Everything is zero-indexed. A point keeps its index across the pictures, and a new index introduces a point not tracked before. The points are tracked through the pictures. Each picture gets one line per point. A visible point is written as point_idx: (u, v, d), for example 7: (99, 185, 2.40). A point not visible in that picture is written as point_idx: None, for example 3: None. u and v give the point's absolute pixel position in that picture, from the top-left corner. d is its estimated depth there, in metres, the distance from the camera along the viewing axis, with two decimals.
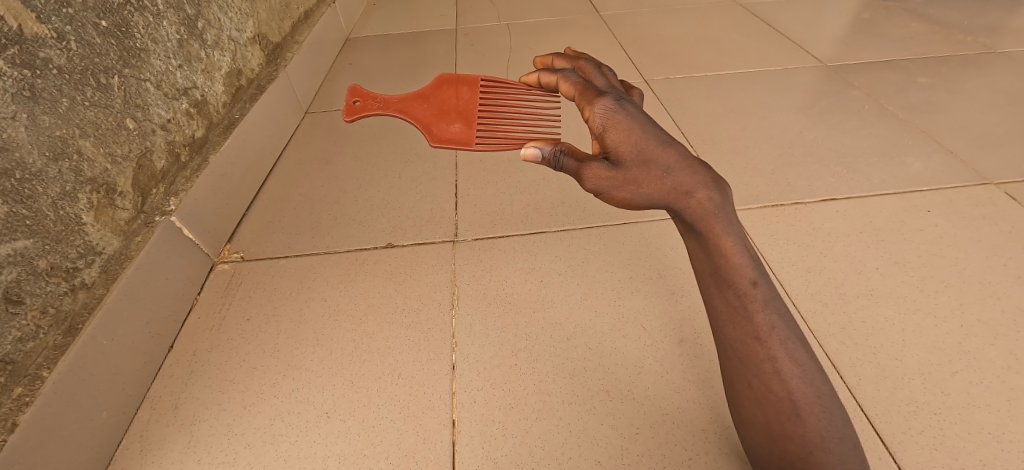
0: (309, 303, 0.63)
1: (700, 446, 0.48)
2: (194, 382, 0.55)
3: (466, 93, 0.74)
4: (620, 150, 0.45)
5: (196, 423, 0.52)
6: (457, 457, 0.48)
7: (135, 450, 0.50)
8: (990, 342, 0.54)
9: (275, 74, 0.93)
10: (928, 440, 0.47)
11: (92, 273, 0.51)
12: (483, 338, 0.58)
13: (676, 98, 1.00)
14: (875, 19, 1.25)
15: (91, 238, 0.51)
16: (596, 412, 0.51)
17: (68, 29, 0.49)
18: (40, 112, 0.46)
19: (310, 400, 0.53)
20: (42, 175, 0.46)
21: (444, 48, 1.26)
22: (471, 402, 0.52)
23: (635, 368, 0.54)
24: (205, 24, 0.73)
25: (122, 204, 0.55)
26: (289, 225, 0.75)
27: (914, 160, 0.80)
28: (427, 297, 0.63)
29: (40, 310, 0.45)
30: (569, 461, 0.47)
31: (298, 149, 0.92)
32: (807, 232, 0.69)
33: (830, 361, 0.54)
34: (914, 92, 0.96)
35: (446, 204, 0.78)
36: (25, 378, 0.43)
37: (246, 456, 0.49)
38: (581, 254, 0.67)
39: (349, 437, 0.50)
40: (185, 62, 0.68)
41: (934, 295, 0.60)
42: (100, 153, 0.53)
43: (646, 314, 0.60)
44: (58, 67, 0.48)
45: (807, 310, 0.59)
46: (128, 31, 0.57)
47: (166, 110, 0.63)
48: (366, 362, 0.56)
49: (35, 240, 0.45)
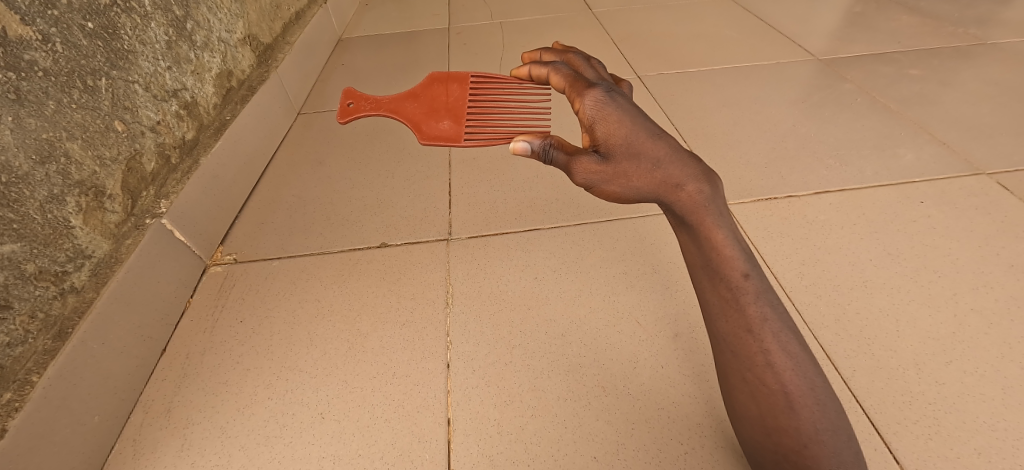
0: (303, 304, 0.63)
1: (696, 440, 0.48)
2: (187, 385, 0.55)
3: (456, 90, 0.76)
4: (610, 142, 0.46)
5: (190, 426, 0.51)
6: (453, 456, 0.47)
7: (128, 454, 0.49)
8: (984, 331, 0.55)
9: (266, 75, 0.92)
10: (924, 429, 0.47)
11: (81, 277, 0.51)
12: (478, 336, 0.58)
13: (669, 94, 1.00)
14: (868, 12, 1.25)
15: (79, 242, 0.51)
16: (591, 408, 0.50)
17: (53, 31, 0.49)
18: (25, 114, 0.46)
19: (304, 401, 0.53)
20: (29, 179, 0.46)
21: (437, 47, 1.26)
22: (466, 400, 0.52)
23: (630, 363, 0.54)
24: (194, 25, 0.72)
25: (112, 208, 0.55)
26: (282, 226, 0.75)
27: (907, 152, 0.80)
28: (421, 296, 0.63)
29: (28, 315, 0.45)
30: (565, 457, 0.47)
31: (290, 150, 0.91)
32: (801, 225, 0.69)
33: (825, 353, 0.54)
34: (906, 85, 0.96)
35: (440, 203, 0.77)
36: (14, 384, 0.43)
37: (240, 458, 0.48)
38: (575, 251, 0.67)
39: (344, 437, 0.49)
40: (174, 64, 0.67)
41: (928, 285, 0.60)
42: (88, 156, 0.52)
43: (641, 309, 0.59)
44: (44, 69, 0.48)
45: (801, 302, 0.59)
46: (115, 32, 0.57)
47: (155, 112, 0.63)
48: (361, 362, 0.56)
49: (23, 244, 0.44)
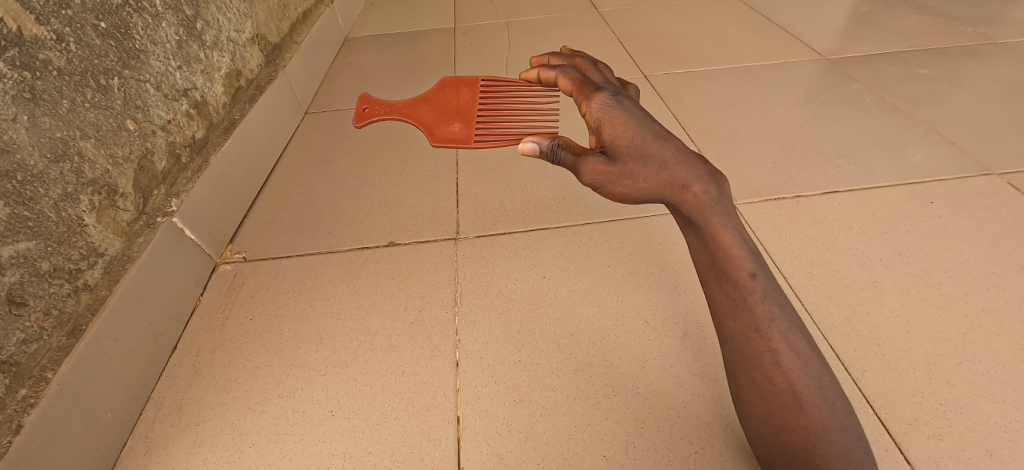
0: (312, 302, 0.63)
1: (706, 440, 0.48)
2: (198, 383, 0.55)
3: (466, 94, 0.78)
4: (617, 144, 0.46)
5: (201, 423, 0.52)
6: (462, 454, 0.48)
7: (140, 450, 0.50)
8: (995, 332, 0.54)
9: (274, 74, 0.92)
10: (936, 430, 0.47)
11: (94, 274, 0.51)
12: (486, 335, 0.58)
13: (675, 94, 0.99)
14: (875, 11, 1.24)
15: (93, 240, 0.51)
16: (600, 407, 0.51)
17: (67, 31, 0.49)
18: (40, 113, 0.46)
19: (314, 399, 0.53)
20: (43, 177, 0.46)
21: (443, 46, 1.26)
22: (475, 398, 0.52)
23: (639, 362, 0.54)
24: (204, 25, 0.73)
25: (124, 206, 0.55)
26: (291, 224, 0.75)
27: (916, 152, 0.79)
28: (429, 295, 0.63)
29: (43, 312, 0.45)
30: (575, 456, 0.47)
31: (298, 149, 0.92)
32: (809, 225, 0.69)
33: (835, 353, 0.54)
34: (914, 84, 0.95)
35: (447, 203, 0.77)
36: (30, 379, 0.43)
37: (251, 455, 0.49)
38: (583, 250, 0.67)
39: (354, 435, 0.50)
40: (184, 63, 0.68)
41: (939, 286, 0.59)
42: (101, 155, 0.53)
43: (650, 308, 0.59)
44: (58, 68, 0.48)
45: (811, 303, 0.59)
46: (127, 32, 0.57)
47: (166, 111, 0.63)
48: (370, 360, 0.56)
49: (37, 242, 0.45)
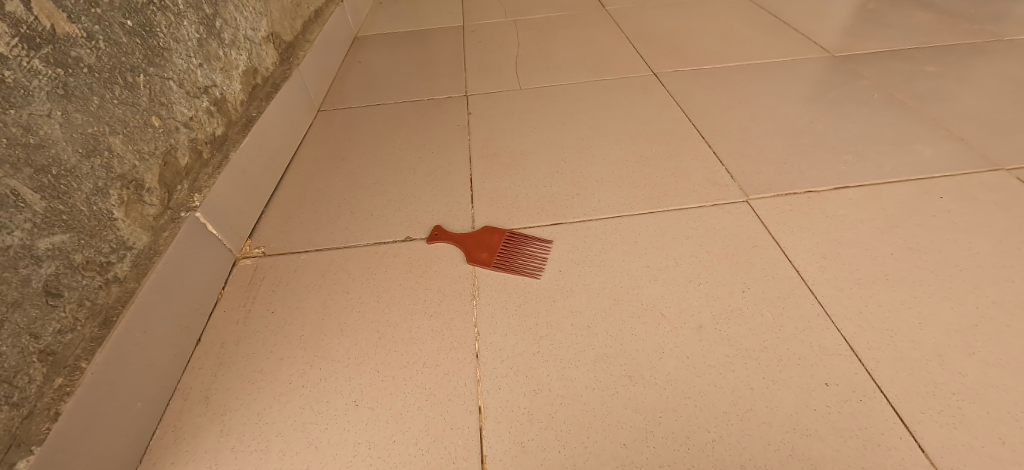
0: (332, 296, 0.64)
1: (723, 428, 0.49)
2: (223, 373, 0.56)
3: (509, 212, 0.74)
4: None
5: (228, 412, 0.53)
6: (485, 442, 0.49)
7: (169, 439, 0.51)
8: (1006, 323, 0.55)
9: (288, 72, 0.93)
10: (949, 418, 0.48)
11: (124, 267, 0.52)
12: (505, 327, 0.59)
13: (685, 91, 1.00)
14: (882, 9, 1.25)
15: (122, 233, 0.52)
16: (618, 397, 0.52)
17: (97, 29, 0.51)
18: (73, 109, 0.47)
19: (338, 389, 0.54)
20: (76, 172, 0.47)
21: (452, 44, 1.27)
22: (496, 389, 0.53)
23: (656, 353, 0.55)
24: (222, 23, 0.74)
25: (150, 200, 0.56)
26: (308, 220, 0.76)
27: (925, 147, 0.80)
28: (447, 288, 0.64)
29: (76, 303, 0.47)
30: (595, 444, 0.48)
31: (312, 146, 0.93)
32: (820, 219, 0.70)
33: (848, 344, 0.55)
34: (922, 81, 0.96)
35: (462, 199, 0.78)
36: (66, 368, 0.45)
37: (279, 443, 0.50)
38: (598, 245, 0.68)
39: (379, 423, 0.51)
40: (205, 61, 0.69)
41: (949, 279, 0.60)
42: (128, 150, 0.54)
43: (665, 301, 0.60)
44: (89, 66, 0.49)
45: (824, 295, 0.60)
46: (152, 30, 0.59)
47: (188, 108, 0.64)
48: (392, 352, 0.57)
49: (71, 235, 0.46)
